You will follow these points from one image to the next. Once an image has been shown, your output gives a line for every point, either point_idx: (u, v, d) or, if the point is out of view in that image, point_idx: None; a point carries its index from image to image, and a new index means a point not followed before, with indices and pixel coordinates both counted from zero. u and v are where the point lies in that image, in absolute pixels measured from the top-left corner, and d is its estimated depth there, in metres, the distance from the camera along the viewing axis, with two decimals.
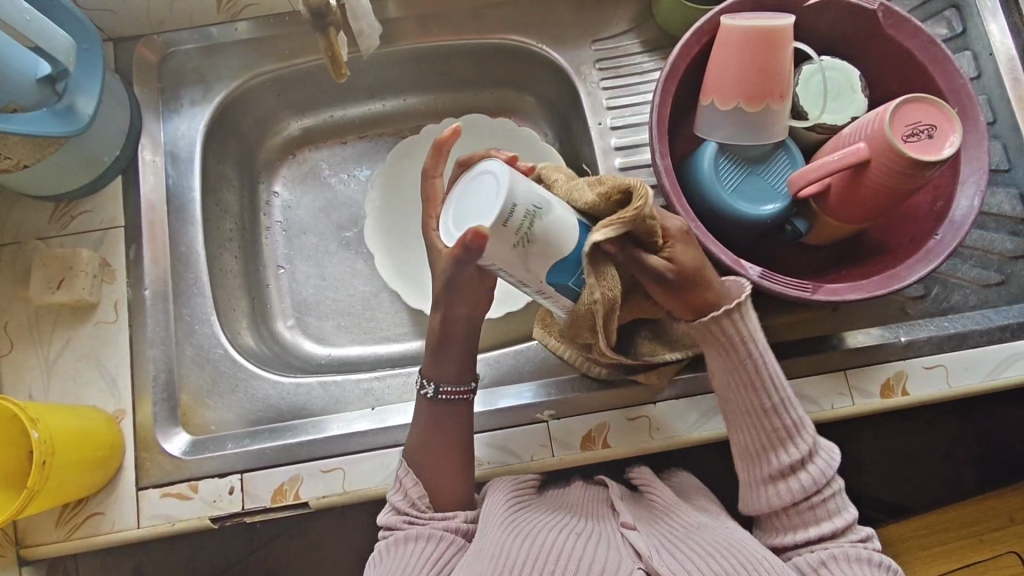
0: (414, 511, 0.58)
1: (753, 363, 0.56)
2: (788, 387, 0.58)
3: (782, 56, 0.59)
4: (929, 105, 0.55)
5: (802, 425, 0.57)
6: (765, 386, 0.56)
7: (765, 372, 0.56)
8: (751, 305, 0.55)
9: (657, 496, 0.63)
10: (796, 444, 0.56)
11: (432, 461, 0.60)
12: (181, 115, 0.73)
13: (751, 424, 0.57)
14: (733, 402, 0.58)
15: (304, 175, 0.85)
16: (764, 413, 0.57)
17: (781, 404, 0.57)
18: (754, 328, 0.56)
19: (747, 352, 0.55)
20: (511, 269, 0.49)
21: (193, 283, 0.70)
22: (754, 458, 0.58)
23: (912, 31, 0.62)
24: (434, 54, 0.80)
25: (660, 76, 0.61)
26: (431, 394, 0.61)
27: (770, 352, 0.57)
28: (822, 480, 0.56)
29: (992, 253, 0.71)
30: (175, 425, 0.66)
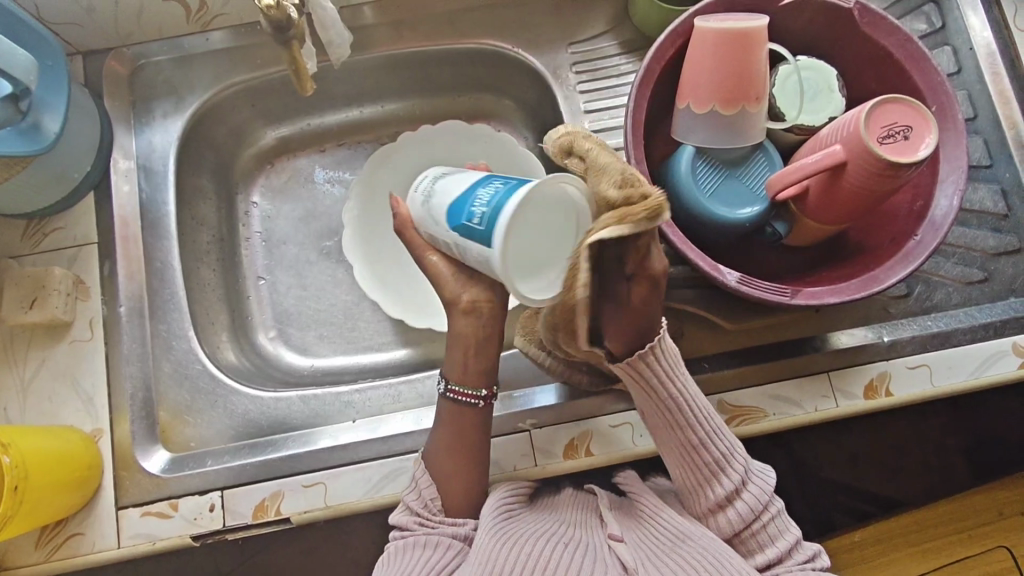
0: (426, 514, 0.58)
1: (672, 401, 0.56)
2: (715, 418, 0.59)
3: (756, 59, 0.58)
4: (905, 106, 0.54)
5: (731, 452, 0.58)
6: (688, 421, 0.57)
7: (686, 407, 0.57)
8: (667, 341, 0.56)
9: (642, 499, 0.61)
10: (728, 474, 0.57)
11: (447, 468, 0.59)
12: (153, 128, 0.72)
13: (681, 461, 0.58)
14: (665, 438, 0.58)
15: (282, 184, 0.84)
16: (695, 448, 0.57)
17: (707, 436, 0.57)
18: (670, 365, 0.56)
19: (664, 391, 0.56)
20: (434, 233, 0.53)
21: (170, 299, 0.69)
22: (692, 493, 0.58)
23: (888, 30, 0.61)
24: (410, 60, 0.79)
25: (634, 81, 0.61)
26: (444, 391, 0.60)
27: (690, 386, 0.58)
28: (758, 505, 0.56)
29: (974, 251, 0.70)
30: (154, 443, 0.65)
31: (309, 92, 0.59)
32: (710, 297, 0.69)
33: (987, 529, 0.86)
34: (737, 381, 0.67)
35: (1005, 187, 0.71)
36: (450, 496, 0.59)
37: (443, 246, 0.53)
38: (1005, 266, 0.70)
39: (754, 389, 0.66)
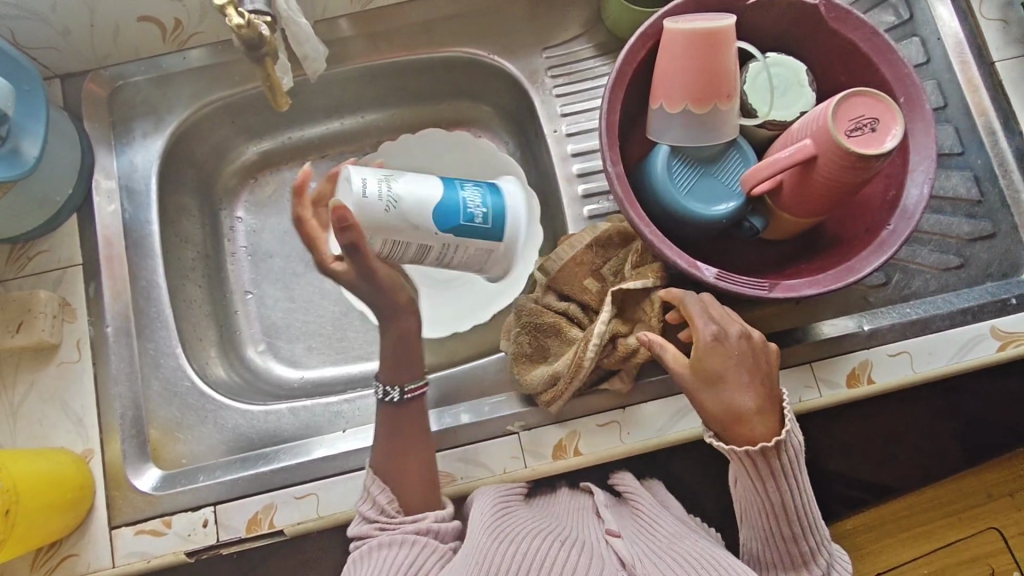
0: (385, 518, 0.58)
1: (782, 497, 0.56)
2: (817, 514, 0.58)
3: (726, 57, 0.59)
4: (872, 99, 0.55)
5: (820, 545, 0.58)
6: (789, 514, 0.56)
7: (795, 503, 0.56)
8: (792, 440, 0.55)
9: (639, 501, 0.66)
10: (816, 567, 0.57)
11: (400, 465, 0.60)
12: (134, 147, 0.73)
13: (771, 547, 0.58)
14: (766, 525, 0.57)
15: (266, 198, 0.85)
16: (790, 539, 0.57)
17: (805, 531, 0.57)
18: (792, 462, 0.55)
19: (775, 486, 0.55)
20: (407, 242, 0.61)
21: (156, 317, 0.69)
22: (770, 570, 0.59)
23: (855, 24, 0.62)
24: (387, 70, 0.79)
25: (607, 83, 0.61)
26: (396, 397, 0.62)
27: (803, 482, 0.57)
28: None
29: (949, 237, 0.71)
30: (146, 460, 0.66)
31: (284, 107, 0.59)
32: None
33: (977, 511, 0.88)
34: None
35: (978, 173, 0.72)
36: (405, 494, 0.60)
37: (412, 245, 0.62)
38: (981, 251, 0.71)
39: None
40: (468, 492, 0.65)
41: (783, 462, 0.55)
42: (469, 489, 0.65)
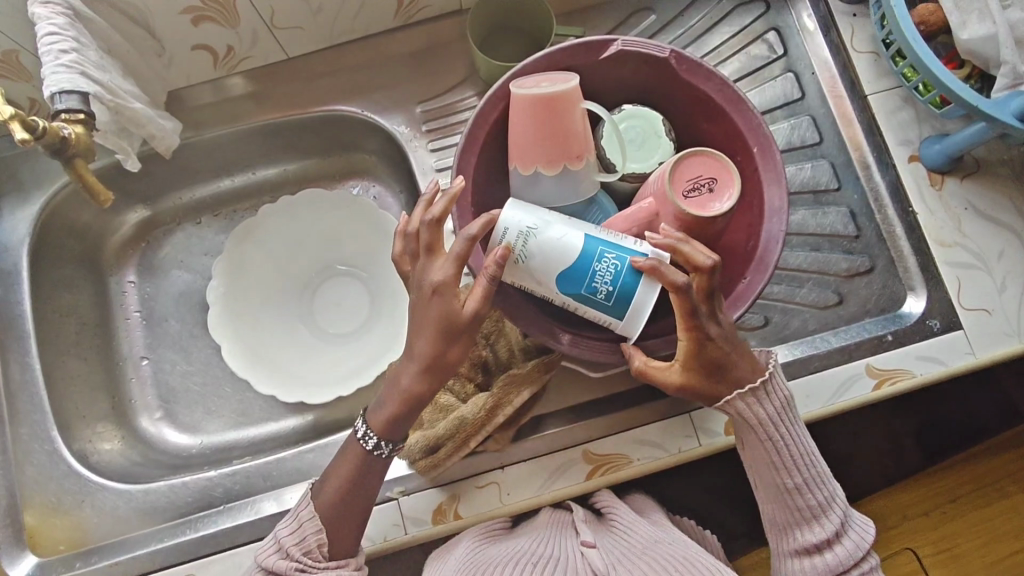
0: (308, 560, 0.57)
1: (781, 447, 0.60)
2: (819, 466, 0.62)
3: (570, 119, 0.59)
4: (709, 158, 0.54)
5: (830, 500, 0.61)
6: (788, 459, 0.60)
7: (791, 453, 0.60)
8: (779, 384, 0.59)
9: (617, 514, 0.65)
10: (816, 495, 0.61)
11: (344, 513, 0.59)
12: (3, 226, 0.72)
13: (777, 499, 0.62)
14: (765, 475, 0.61)
15: (158, 261, 0.84)
16: (791, 491, 0.61)
17: (808, 483, 0.61)
18: (784, 412, 0.59)
19: (783, 435, 0.59)
20: (524, 282, 0.54)
21: (31, 400, 0.69)
22: (782, 529, 0.62)
23: (706, 75, 0.62)
24: (267, 130, 0.78)
25: (457, 150, 0.61)
26: (383, 453, 0.59)
27: (802, 435, 0.61)
28: (850, 554, 0.60)
29: (828, 274, 0.72)
30: (22, 549, 0.65)
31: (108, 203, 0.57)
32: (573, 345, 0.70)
33: (892, 534, 0.88)
34: (606, 428, 0.67)
35: (854, 208, 0.73)
36: (336, 537, 0.59)
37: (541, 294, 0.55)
38: (859, 287, 0.71)
39: (615, 435, 0.67)
40: None
41: (774, 409, 0.58)
42: None
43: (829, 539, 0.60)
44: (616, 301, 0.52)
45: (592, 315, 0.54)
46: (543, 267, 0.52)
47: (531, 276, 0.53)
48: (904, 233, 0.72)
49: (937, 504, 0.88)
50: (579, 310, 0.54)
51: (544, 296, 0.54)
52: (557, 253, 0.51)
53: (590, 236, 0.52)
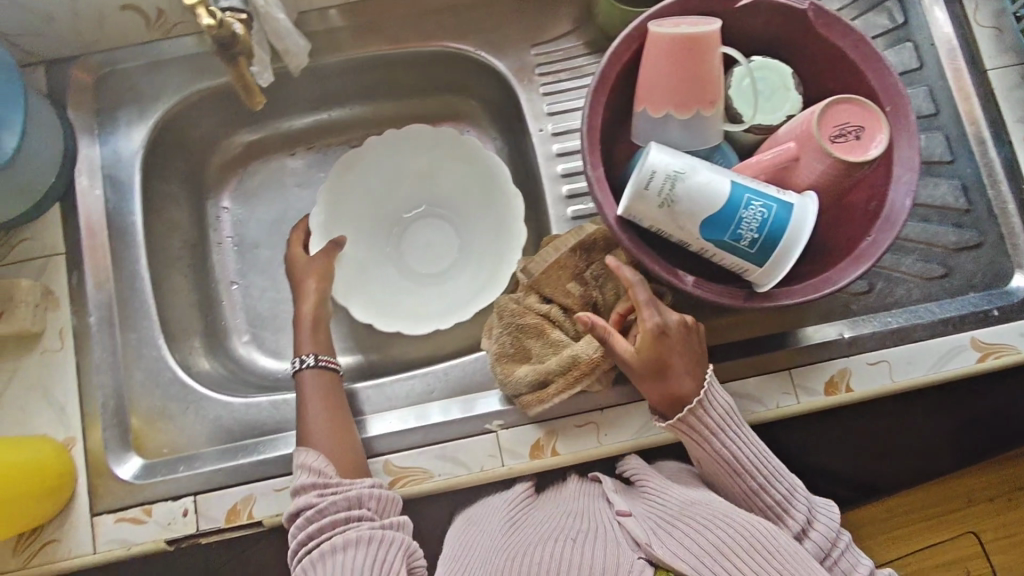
0: (325, 483, 0.59)
1: (723, 450, 0.61)
2: (781, 466, 0.62)
3: (710, 62, 0.57)
4: (858, 106, 0.54)
5: (800, 497, 0.61)
6: (733, 462, 0.61)
7: (738, 457, 0.61)
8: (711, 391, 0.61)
9: (649, 480, 0.64)
10: (774, 492, 0.61)
11: (325, 430, 0.64)
12: (119, 136, 0.73)
13: (745, 502, 0.62)
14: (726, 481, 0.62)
15: (253, 188, 0.84)
16: (755, 491, 0.61)
17: (769, 482, 0.61)
18: (721, 411, 0.61)
19: (714, 442, 0.61)
20: (664, 229, 0.55)
21: (139, 307, 0.70)
22: None
23: (842, 31, 0.61)
24: (376, 63, 0.78)
25: (589, 88, 0.60)
26: (311, 364, 0.67)
27: (748, 437, 0.62)
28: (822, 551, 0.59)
29: (935, 246, 0.71)
30: (128, 450, 0.67)
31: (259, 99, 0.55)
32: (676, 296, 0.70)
33: (958, 514, 0.89)
34: None
35: (966, 182, 0.72)
36: (339, 460, 0.62)
37: (677, 240, 0.56)
38: (966, 262, 0.71)
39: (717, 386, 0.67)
40: (445, 490, 0.65)
41: (708, 417, 0.60)
42: (446, 487, 0.65)
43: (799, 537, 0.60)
44: (758, 250, 0.54)
45: (730, 261, 0.55)
46: (690, 212, 0.53)
47: (675, 220, 0.54)
48: (1017, 211, 0.71)
49: (1005, 489, 0.89)
50: (716, 257, 0.56)
51: (681, 241, 0.56)
52: (706, 197, 0.53)
53: (737, 183, 0.53)
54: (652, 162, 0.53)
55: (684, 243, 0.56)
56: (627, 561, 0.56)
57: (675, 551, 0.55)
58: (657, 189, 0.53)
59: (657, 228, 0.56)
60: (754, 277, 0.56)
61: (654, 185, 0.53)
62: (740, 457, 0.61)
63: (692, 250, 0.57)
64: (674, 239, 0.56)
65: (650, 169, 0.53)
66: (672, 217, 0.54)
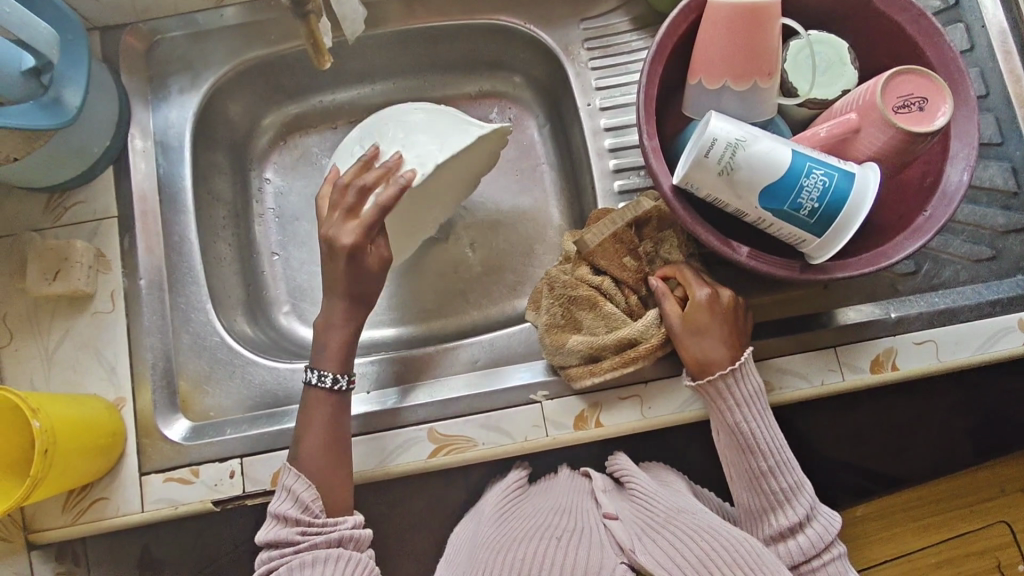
0: (307, 521, 0.57)
1: (740, 426, 0.61)
2: (790, 454, 0.62)
3: (771, 31, 0.56)
4: (922, 78, 0.54)
5: (800, 487, 0.61)
6: (749, 434, 0.61)
7: (755, 435, 0.61)
8: (748, 367, 0.62)
9: (636, 484, 0.66)
10: (778, 474, 0.61)
11: (325, 466, 0.60)
12: (170, 103, 0.74)
13: (750, 486, 0.62)
14: (737, 460, 0.62)
15: (295, 160, 0.84)
16: (762, 474, 0.61)
17: (777, 468, 0.61)
18: (751, 389, 0.61)
19: (736, 410, 0.61)
20: (722, 197, 0.56)
21: (188, 271, 0.71)
22: (758, 518, 0.62)
23: (902, 6, 0.60)
24: (422, 37, 0.78)
25: (646, 57, 0.60)
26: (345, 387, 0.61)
27: (766, 420, 0.62)
28: (817, 544, 0.59)
29: (983, 228, 0.71)
30: (175, 412, 0.67)
31: (326, 59, 0.60)
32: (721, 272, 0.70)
33: (986, 505, 0.88)
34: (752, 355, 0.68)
35: (1016, 164, 0.72)
36: (330, 495, 0.60)
37: (733, 209, 0.57)
38: (1015, 244, 0.70)
39: (763, 362, 0.67)
40: (488, 458, 0.65)
41: (737, 384, 0.61)
42: (489, 456, 0.65)
43: (798, 525, 0.60)
44: (818, 220, 0.54)
45: (787, 231, 0.56)
46: (750, 180, 0.54)
47: (734, 188, 0.54)
48: None
49: None
50: (773, 227, 0.56)
51: (739, 210, 0.56)
52: (768, 165, 0.53)
53: (798, 152, 0.53)
54: (714, 129, 0.53)
55: (741, 212, 0.56)
56: (608, 566, 0.53)
57: (657, 556, 0.54)
58: (717, 156, 0.53)
59: (714, 197, 0.56)
60: (808, 249, 0.57)
61: (713, 152, 0.53)
62: (757, 432, 0.61)
63: (747, 220, 0.57)
64: (731, 208, 0.56)
65: (711, 135, 0.53)
66: (732, 185, 0.54)
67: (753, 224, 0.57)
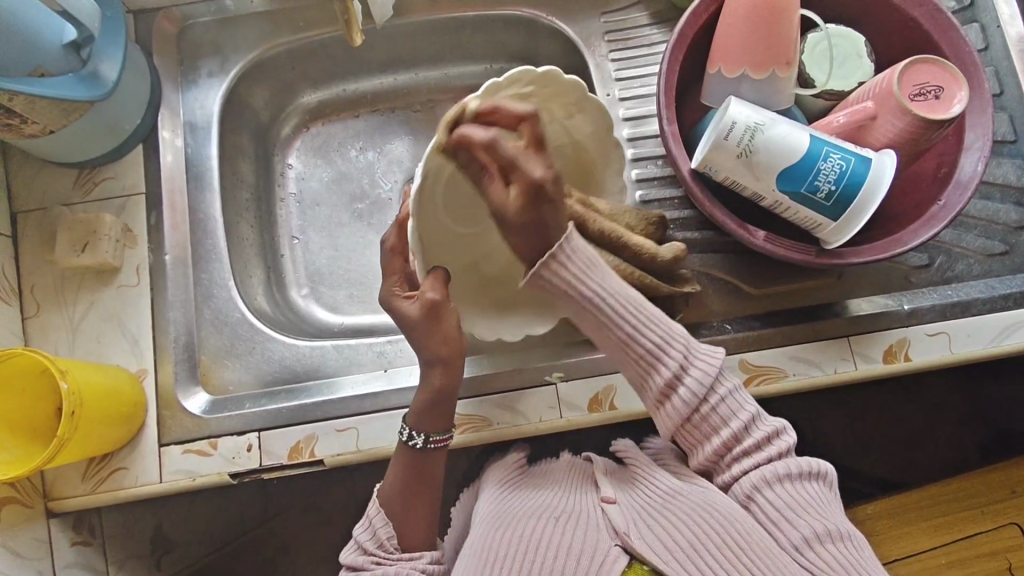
0: (382, 553, 0.59)
1: (587, 301, 0.58)
2: (682, 332, 0.59)
3: (789, 20, 0.58)
4: (938, 67, 0.56)
5: (669, 338, 0.59)
6: (630, 338, 0.59)
7: (604, 302, 0.58)
8: (574, 249, 0.57)
9: (638, 463, 0.65)
10: (666, 361, 0.58)
11: (405, 499, 0.61)
12: (199, 86, 0.76)
13: (627, 359, 0.60)
14: (598, 327, 0.60)
15: (317, 147, 0.86)
16: (627, 341, 0.59)
17: (648, 336, 0.58)
18: (578, 276, 0.57)
19: (581, 297, 0.58)
20: (740, 180, 0.57)
21: (211, 248, 0.72)
22: (644, 391, 0.60)
23: (917, 1, 0.62)
24: (445, 27, 0.80)
25: (667, 44, 0.62)
26: (420, 444, 0.61)
27: (609, 279, 0.59)
28: (703, 391, 0.57)
29: (996, 224, 0.71)
30: (195, 385, 0.68)
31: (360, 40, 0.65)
32: (736, 261, 0.71)
33: (996, 507, 0.86)
34: (765, 342, 0.68)
35: None
36: (402, 527, 0.61)
37: (750, 194, 0.58)
38: None
39: (774, 349, 0.68)
40: (501, 438, 0.66)
41: (568, 283, 0.57)
42: (501, 435, 0.66)
43: (687, 381, 0.58)
44: (835, 203, 0.55)
45: (805, 215, 0.57)
46: (768, 162, 0.55)
47: (752, 171, 0.56)
48: None
49: None
50: (791, 211, 0.57)
51: (756, 194, 0.57)
52: (785, 148, 0.54)
53: (816, 137, 0.55)
54: (734, 112, 0.54)
55: (760, 197, 0.58)
56: (603, 549, 0.54)
57: (651, 542, 0.54)
58: (733, 135, 0.54)
59: (732, 180, 0.57)
60: (828, 232, 0.57)
61: (732, 134, 0.54)
62: (631, 319, 0.58)
63: (765, 205, 0.58)
64: (750, 192, 0.57)
65: (728, 115, 0.54)
66: (750, 166, 0.56)
67: (770, 209, 0.58)
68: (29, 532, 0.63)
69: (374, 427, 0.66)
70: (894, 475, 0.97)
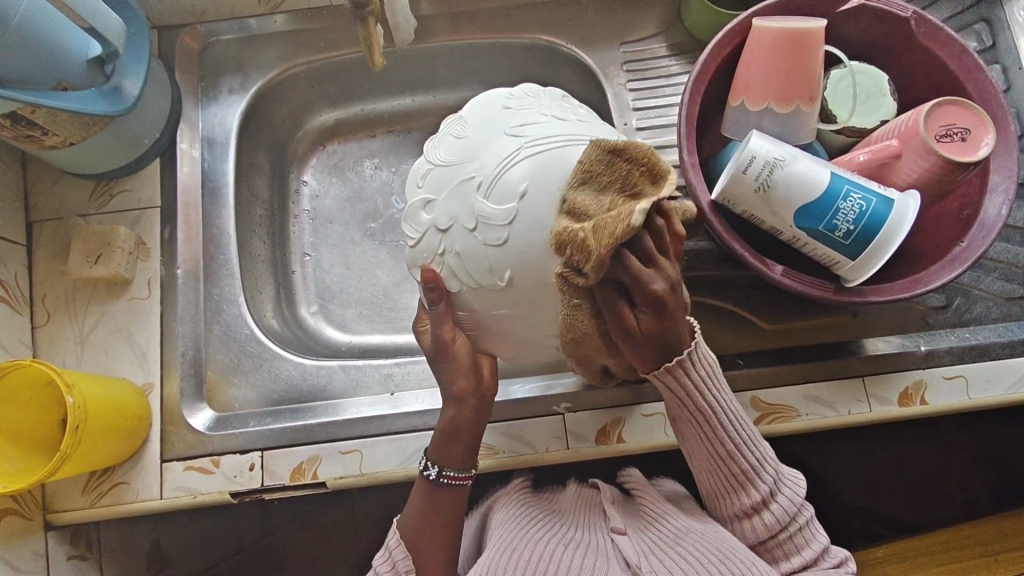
0: None
1: (704, 415, 0.57)
2: (762, 445, 0.60)
3: (815, 58, 0.57)
4: (965, 110, 0.55)
5: (763, 463, 0.59)
6: (733, 453, 0.58)
7: (719, 420, 0.58)
8: (703, 352, 0.55)
9: (647, 499, 0.64)
10: (759, 484, 0.59)
11: (425, 534, 0.59)
12: (218, 102, 0.76)
13: (713, 468, 0.60)
14: (697, 442, 0.60)
15: (333, 164, 0.86)
16: (724, 457, 0.59)
17: (739, 447, 0.59)
18: (708, 376, 0.56)
19: (703, 400, 0.56)
20: (757, 214, 0.57)
21: (223, 264, 0.72)
22: (720, 497, 0.61)
23: (944, 41, 0.61)
24: (464, 52, 0.80)
25: (691, 75, 0.62)
26: (433, 476, 0.59)
27: (728, 402, 0.58)
28: (786, 516, 0.58)
29: (1016, 267, 0.70)
30: (200, 401, 0.68)
31: (381, 60, 0.66)
32: (751, 296, 0.70)
33: None
34: (776, 379, 0.67)
35: None
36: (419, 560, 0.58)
37: (767, 227, 0.58)
38: None
39: (788, 384, 0.67)
40: (506, 467, 0.65)
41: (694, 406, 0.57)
42: (508, 464, 0.65)
43: (764, 501, 0.59)
44: (853, 241, 0.55)
45: (823, 251, 0.56)
46: (786, 200, 0.55)
47: (769, 206, 0.55)
48: None
49: None
50: (809, 246, 0.57)
51: (774, 228, 0.57)
52: (808, 187, 0.54)
53: (836, 174, 0.54)
54: (752, 140, 0.54)
55: (775, 230, 0.57)
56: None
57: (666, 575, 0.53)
58: (755, 167, 0.54)
59: (748, 213, 0.57)
60: (844, 265, 0.56)
61: (750, 165, 0.54)
62: (739, 437, 0.58)
63: (781, 238, 0.58)
64: (767, 225, 0.57)
65: (744, 146, 0.54)
66: (765, 202, 0.55)
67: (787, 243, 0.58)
68: (27, 544, 0.62)
69: (376, 452, 0.65)
70: (906, 519, 0.94)
